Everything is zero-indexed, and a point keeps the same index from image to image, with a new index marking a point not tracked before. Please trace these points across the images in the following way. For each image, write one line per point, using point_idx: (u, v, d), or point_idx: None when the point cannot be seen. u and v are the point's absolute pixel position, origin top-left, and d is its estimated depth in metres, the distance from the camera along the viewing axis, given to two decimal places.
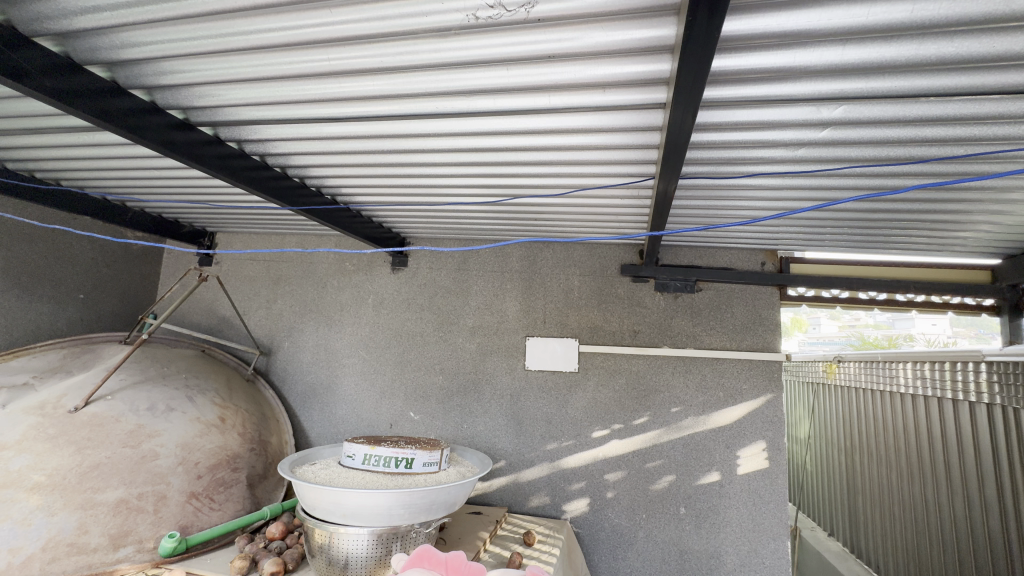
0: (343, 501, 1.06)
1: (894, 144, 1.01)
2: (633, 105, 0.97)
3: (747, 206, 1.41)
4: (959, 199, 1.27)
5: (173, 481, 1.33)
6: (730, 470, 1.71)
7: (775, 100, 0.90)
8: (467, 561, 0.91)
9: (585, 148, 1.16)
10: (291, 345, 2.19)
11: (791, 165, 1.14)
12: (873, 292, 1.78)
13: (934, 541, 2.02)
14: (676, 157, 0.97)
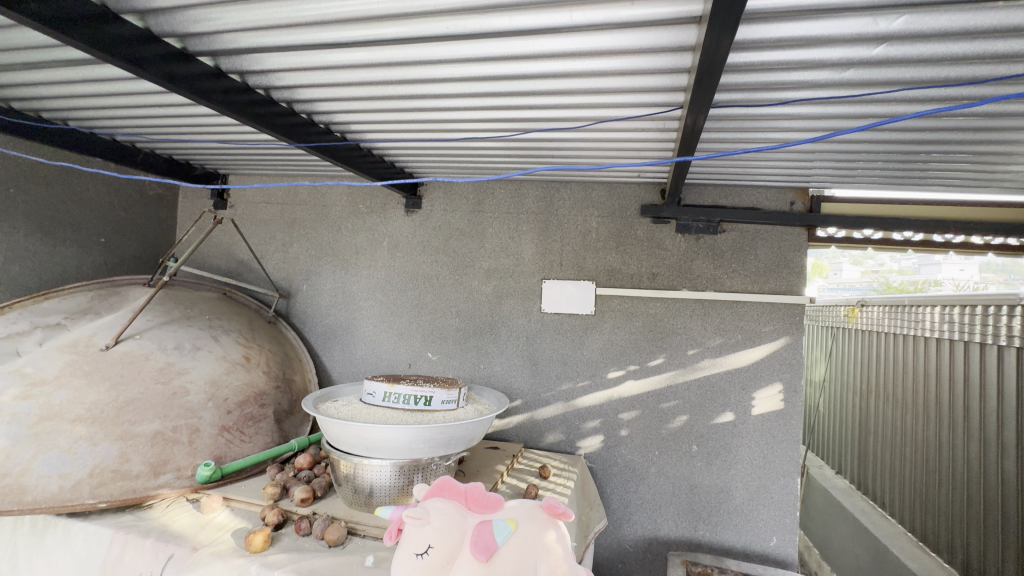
0: (366, 435, 1.10)
1: (954, 61, 0.91)
2: (663, 21, 0.88)
3: (781, 139, 1.32)
4: (1019, 127, 1.16)
5: (205, 416, 1.40)
6: (744, 411, 1.72)
7: (824, 11, 0.80)
8: (485, 491, 0.95)
9: (608, 74, 1.07)
10: (309, 288, 2.21)
11: (834, 90, 1.04)
12: (907, 233, 1.70)
13: (944, 480, 2.05)
14: (710, 83, 0.89)
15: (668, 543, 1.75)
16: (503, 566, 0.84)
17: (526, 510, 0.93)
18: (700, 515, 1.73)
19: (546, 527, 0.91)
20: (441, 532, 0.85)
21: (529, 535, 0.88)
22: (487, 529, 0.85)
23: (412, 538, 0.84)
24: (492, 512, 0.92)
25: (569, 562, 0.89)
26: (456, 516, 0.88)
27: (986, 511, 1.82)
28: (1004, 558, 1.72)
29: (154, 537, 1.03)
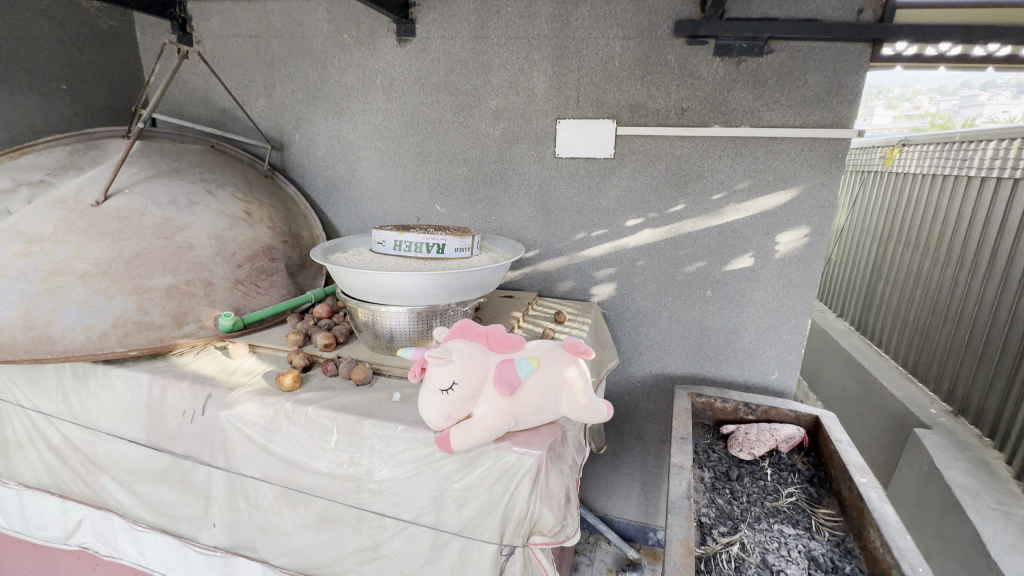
0: (380, 283, 1.07)
1: None
2: None
3: None
4: None
5: (216, 270, 1.37)
6: (765, 256, 1.67)
7: None
8: (506, 332, 0.94)
9: None
10: (302, 138, 2.03)
11: None
12: (990, 47, 1.43)
13: (948, 320, 2.10)
14: None
15: (674, 379, 1.87)
16: (525, 397, 0.88)
17: (547, 348, 0.94)
18: (707, 355, 1.81)
19: (567, 364, 0.93)
20: (465, 369, 0.86)
21: (550, 371, 0.91)
22: (511, 367, 0.87)
23: (437, 375, 0.86)
24: (513, 351, 0.93)
25: (588, 391, 0.93)
26: (478, 355, 0.89)
27: (984, 347, 1.88)
28: (991, 387, 1.83)
29: (190, 380, 1.08)
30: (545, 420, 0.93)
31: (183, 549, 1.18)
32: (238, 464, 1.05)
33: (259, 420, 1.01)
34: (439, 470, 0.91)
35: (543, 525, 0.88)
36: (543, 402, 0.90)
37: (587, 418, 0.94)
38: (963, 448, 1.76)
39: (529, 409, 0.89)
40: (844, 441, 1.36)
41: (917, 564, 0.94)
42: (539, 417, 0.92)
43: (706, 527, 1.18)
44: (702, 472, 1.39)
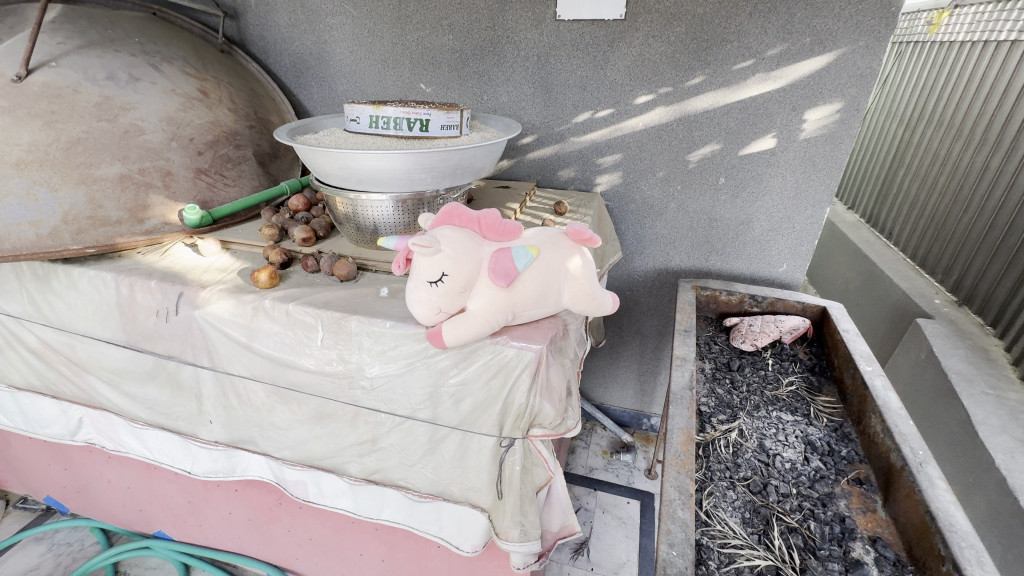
0: (357, 166, 0.94)
1: None
2: None
3: None
4: None
5: (173, 157, 1.22)
6: (788, 137, 1.50)
7: None
8: (501, 219, 0.84)
9: None
10: (258, 1, 1.72)
11: None
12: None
13: (969, 209, 1.98)
14: None
15: (677, 273, 1.80)
16: (524, 290, 0.80)
17: (548, 237, 0.84)
18: (714, 247, 1.72)
19: (570, 254, 0.84)
20: (455, 260, 0.77)
21: (551, 261, 0.82)
22: (507, 256, 0.78)
23: (424, 267, 0.77)
24: (510, 240, 0.83)
25: (593, 284, 0.85)
26: (470, 244, 0.79)
27: (1003, 236, 1.79)
28: (1003, 277, 1.78)
29: (158, 279, 0.99)
30: (545, 315, 0.86)
31: (186, 444, 1.19)
32: (224, 364, 1.00)
33: (238, 320, 0.94)
34: (433, 366, 0.86)
35: (543, 418, 0.86)
36: (544, 296, 0.82)
37: (592, 312, 0.87)
38: (964, 337, 1.75)
39: (528, 303, 0.82)
40: (852, 331, 1.32)
41: (918, 448, 0.94)
42: (539, 312, 0.84)
43: (706, 415, 1.18)
44: (703, 363, 1.37)
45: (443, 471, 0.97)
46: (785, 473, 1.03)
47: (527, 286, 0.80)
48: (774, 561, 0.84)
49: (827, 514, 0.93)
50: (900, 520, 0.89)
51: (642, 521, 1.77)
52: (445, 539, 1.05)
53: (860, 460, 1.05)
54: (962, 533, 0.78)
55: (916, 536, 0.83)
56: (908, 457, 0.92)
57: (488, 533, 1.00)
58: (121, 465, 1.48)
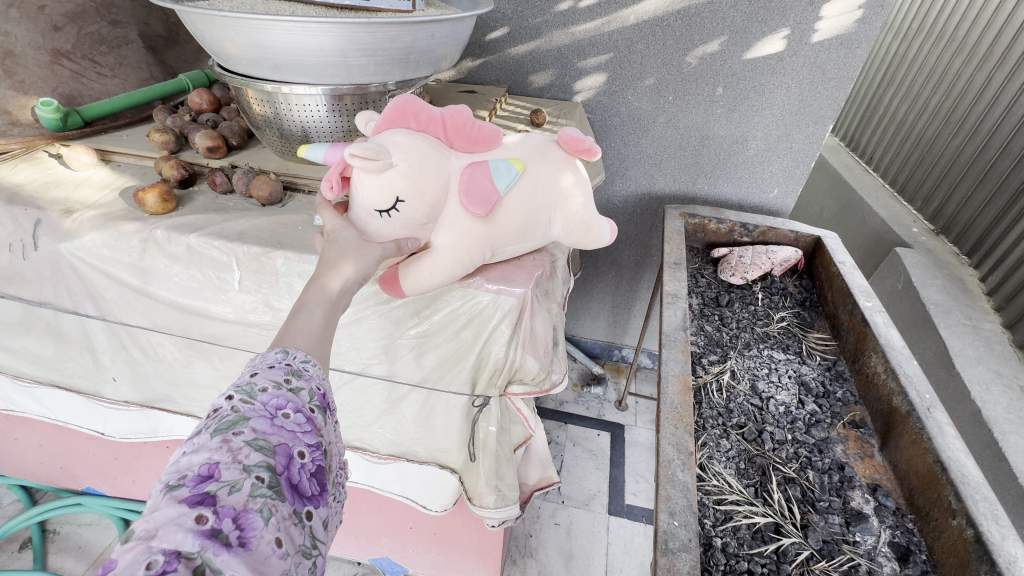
0: (267, 43, 0.67)
1: None
2: None
3: None
4: None
5: (15, 32, 0.87)
6: (800, 39, 1.29)
7: None
8: (473, 120, 0.63)
9: None
10: None
11: None
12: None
13: (958, 133, 1.88)
14: None
15: (661, 198, 1.64)
16: (507, 222, 0.62)
17: (535, 147, 0.65)
18: (703, 169, 1.56)
19: (564, 169, 0.65)
20: (416, 180, 0.56)
21: (541, 180, 0.63)
22: (482, 175, 0.59)
23: (369, 188, 0.56)
24: (485, 150, 0.64)
25: (591, 210, 0.68)
26: (433, 155, 0.59)
27: (992, 161, 1.70)
28: (985, 205, 1.72)
29: (3, 202, 0.73)
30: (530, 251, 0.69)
31: (91, 404, 0.99)
32: (115, 312, 0.78)
33: (123, 257, 0.71)
34: (387, 315, 0.69)
35: (524, 374, 0.71)
36: (532, 228, 0.65)
37: (588, 246, 0.71)
38: (940, 266, 1.73)
39: (511, 237, 0.64)
40: (848, 263, 1.23)
41: (924, 391, 0.87)
42: (523, 249, 0.68)
43: (696, 356, 1.08)
44: (691, 298, 1.25)
45: (405, 430, 0.83)
46: (779, 418, 0.96)
47: (511, 215, 0.62)
48: (773, 518, 0.77)
49: (824, 461, 0.87)
50: (901, 466, 0.83)
51: (613, 452, 1.75)
52: (410, 499, 0.94)
53: (855, 401, 0.99)
54: (976, 485, 0.71)
55: (919, 485, 0.78)
56: (916, 402, 0.84)
57: (459, 493, 0.89)
58: (25, 421, 1.27)
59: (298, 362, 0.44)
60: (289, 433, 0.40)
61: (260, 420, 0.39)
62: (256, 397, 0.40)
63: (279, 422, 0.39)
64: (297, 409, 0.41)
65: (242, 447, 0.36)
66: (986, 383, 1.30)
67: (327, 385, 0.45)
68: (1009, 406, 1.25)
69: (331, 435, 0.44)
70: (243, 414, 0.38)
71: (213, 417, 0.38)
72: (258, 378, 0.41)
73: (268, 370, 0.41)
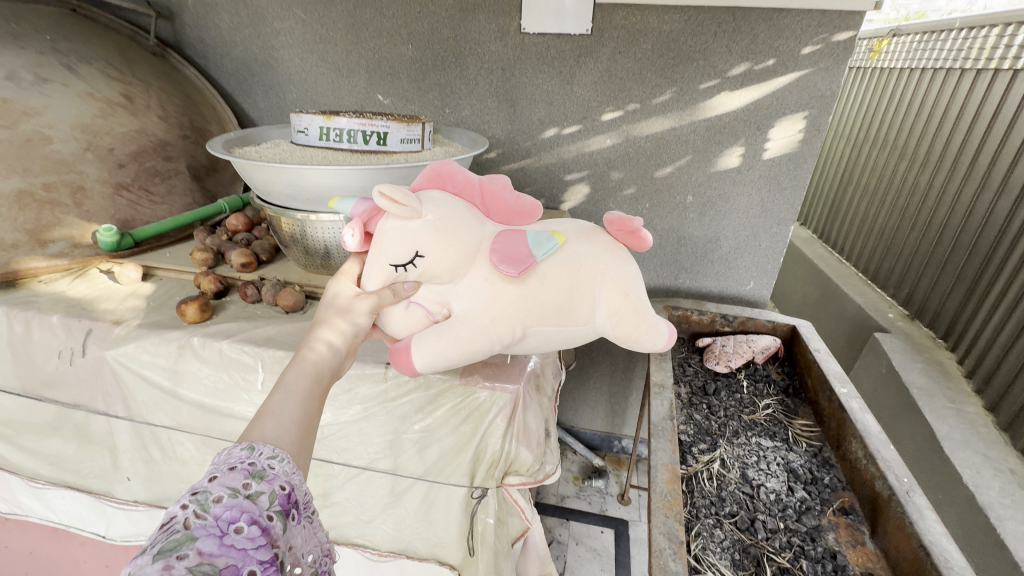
0: (303, 183, 0.82)
1: None
2: None
3: None
4: None
5: (87, 172, 1.06)
6: (754, 155, 1.50)
7: None
8: (511, 189, 0.72)
9: None
10: (196, 1, 1.57)
11: None
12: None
13: (916, 225, 2.07)
14: None
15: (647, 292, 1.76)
16: (532, 286, 0.67)
17: (581, 230, 0.72)
18: (683, 266, 1.70)
19: (615, 253, 0.71)
20: (441, 233, 0.65)
21: (583, 256, 0.69)
22: (517, 239, 0.67)
23: (397, 237, 0.65)
24: (522, 217, 0.73)
25: (640, 299, 0.72)
26: (467, 220, 0.67)
27: (950, 252, 1.86)
28: (951, 290, 1.85)
29: (61, 313, 0.83)
30: (569, 337, 0.73)
31: (98, 505, 1.01)
32: (142, 413, 0.85)
33: (160, 361, 0.80)
34: (393, 411, 0.76)
35: (519, 465, 0.77)
36: (570, 305, 0.69)
37: (640, 341, 0.72)
38: (918, 350, 1.81)
39: (544, 309, 0.69)
40: (823, 350, 1.31)
41: (903, 475, 0.91)
42: (559, 331, 0.71)
43: (686, 445, 1.13)
44: (679, 387, 1.32)
45: (407, 526, 0.86)
46: (771, 505, 0.98)
47: (541, 284, 0.67)
48: None
49: (817, 549, 0.88)
50: (891, 552, 0.85)
51: (617, 551, 1.69)
52: None
53: (843, 487, 1.01)
54: (959, 567, 0.73)
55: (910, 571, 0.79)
56: (895, 485, 0.88)
57: None
58: (22, 526, 1.26)
59: (262, 461, 0.48)
60: (238, 551, 0.42)
61: (212, 533, 0.41)
62: (211, 508, 0.43)
63: (229, 540, 0.42)
64: (251, 521, 0.43)
65: (183, 573, 0.38)
66: (977, 466, 1.32)
67: (290, 484, 0.48)
68: (1003, 489, 1.26)
69: (290, 538, 0.47)
70: (192, 533, 0.40)
71: (166, 530, 0.41)
72: (215, 487, 0.44)
73: (227, 478, 0.45)
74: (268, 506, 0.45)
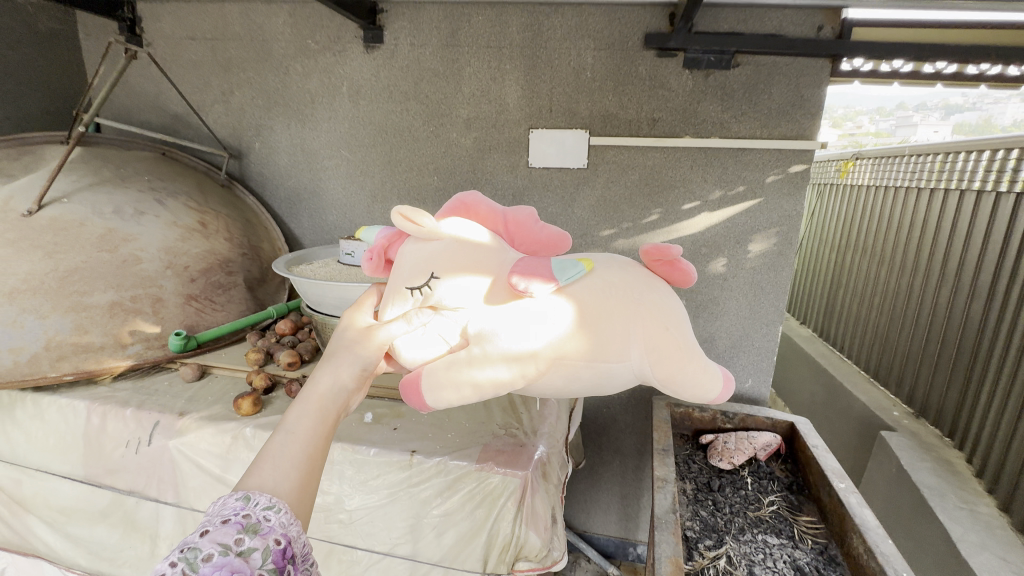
0: (349, 295, 1.01)
1: None
2: None
3: None
4: None
5: (166, 285, 1.26)
6: (737, 264, 1.68)
7: None
8: (538, 221, 0.78)
9: None
10: (262, 145, 1.92)
11: None
12: (983, 65, 1.49)
13: (905, 323, 2.19)
14: None
15: (651, 389, 1.85)
16: (552, 310, 0.69)
17: (614, 265, 0.76)
18: None
19: (651, 286, 0.73)
20: (456, 256, 0.70)
21: (615, 284, 0.72)
22: (541, 263, 0.69)
23: (417, 259, 0.72)
24: (546, 245, 0.77)
25: (680, 337, 0.70)
26: (488, 242, 0.73)
27: (940, 349, 1.96)
28: (949, 386, 1.91)
29: (134, 407, 0.98)
30: (601, 375, 0.70)
31: None
32: (190, 499, 0.95)
33: (215, 449, 0.92)
34: (415, 496, 0.85)
35: (528, 550, 0.83)
36: (599, 333, 0.69)
37: (683, 383, 0.70)
38: (926, 449, 1.82)
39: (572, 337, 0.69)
40: (821, 446, 1.37)
41: (901, 570, 0.94)
42: (585, 364, 0.69)
43: (692, 542, 1.17)
44: (684, 484, 1.37)
45: None
46: None
47: (561, 307, 0.69)
48: None
49: None
50: None
51: None
52: None
53: None
54: None
55: None
56: None
57: None
58: None
59: (258, 512, 0.52)
60: None
61: None
62: (200, 566, 0.47)
63: None
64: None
65: None
66: (996, 570, 1.30)
67: (285, 537, 0.52)
68: None
69: None
70: None
71: None
72: (210, 542, 0.49)
73: (223, 534, 0.50)
74: (258, 565, 0.49)
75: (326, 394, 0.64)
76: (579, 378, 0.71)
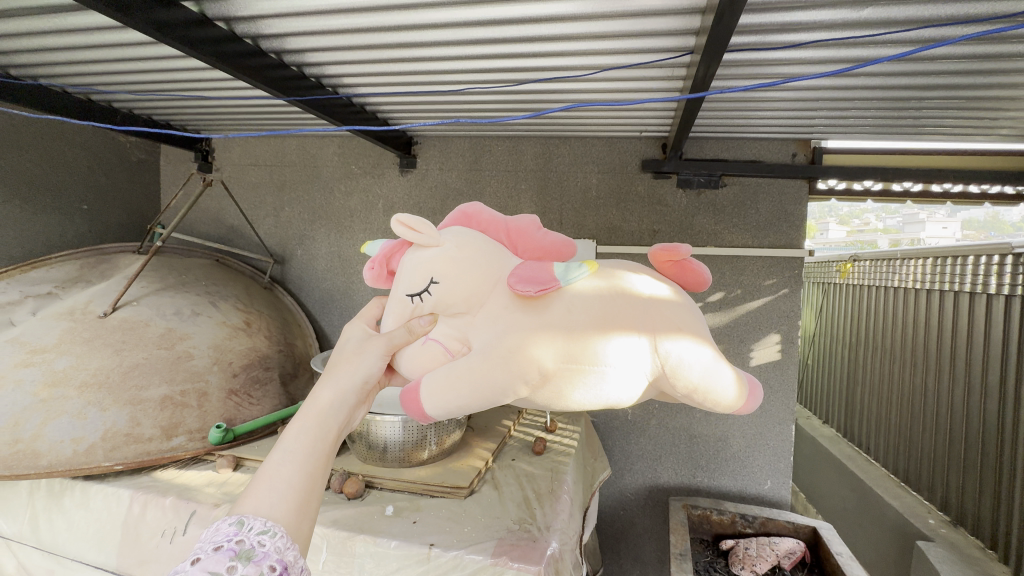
0: None
1: (893, 46, 1.10)
2: (665, 11, 1.02)
3: (775, 90, 1.32)
4: (998, 70, 1.18)
5: (211, 380, 1.39)
6: (742, 362, 1.76)
7: (823, 5, 0.96)
8: (542, 229, 0.76)
9: (614, 52, 1.19)
10: (304, 253, 2.16)
11: (834, 33, 1.05)
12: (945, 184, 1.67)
13: (926, 423, 2.16)
14: (706, 69, 1.05)
15: (668, 490, 1.82)
16: (557, 310, 0.66)
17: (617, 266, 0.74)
18: (699, 463, 1.80)
19: (657, 285, 0.71)
20: (453, 260, 0.68)
21: (622, 284, 0.69)
22: (541, 267, 0.67)
23: (415, 264, 0.69)
24: (550, 248, 0.74)
25: (692, 336, 0.67)
26: (484, 248, 0.70)
27: (966, 451, 1.92)
28: (981, 491, 1.84)
29: (174, 496, 1.05)
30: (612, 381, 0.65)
31: None
32: None
33: None
34: None
35: None
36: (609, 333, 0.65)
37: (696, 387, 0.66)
38: (968, 562, 1.71)
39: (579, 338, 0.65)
40: (846, 553, 1.34)
41: None
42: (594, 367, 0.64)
43: None
44: None
45: None
46: None
47: (568, 309, 0.66)
48: None
49: None
50: None
51: None
52: None
53: None
54: None
55: None
56: None
57: None
58: None
59: (252, 538, 0.45)
60: None
61: None
62: None
63: None
64: None
65: None
66: None
67: (283, 562, 0.45)
68: None
69: None
70: None
71: None
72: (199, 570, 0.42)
73: (214, 560, 0.43)
74: None
75: (328, 406, 0.56)
76: (592, 382, 0.64)
